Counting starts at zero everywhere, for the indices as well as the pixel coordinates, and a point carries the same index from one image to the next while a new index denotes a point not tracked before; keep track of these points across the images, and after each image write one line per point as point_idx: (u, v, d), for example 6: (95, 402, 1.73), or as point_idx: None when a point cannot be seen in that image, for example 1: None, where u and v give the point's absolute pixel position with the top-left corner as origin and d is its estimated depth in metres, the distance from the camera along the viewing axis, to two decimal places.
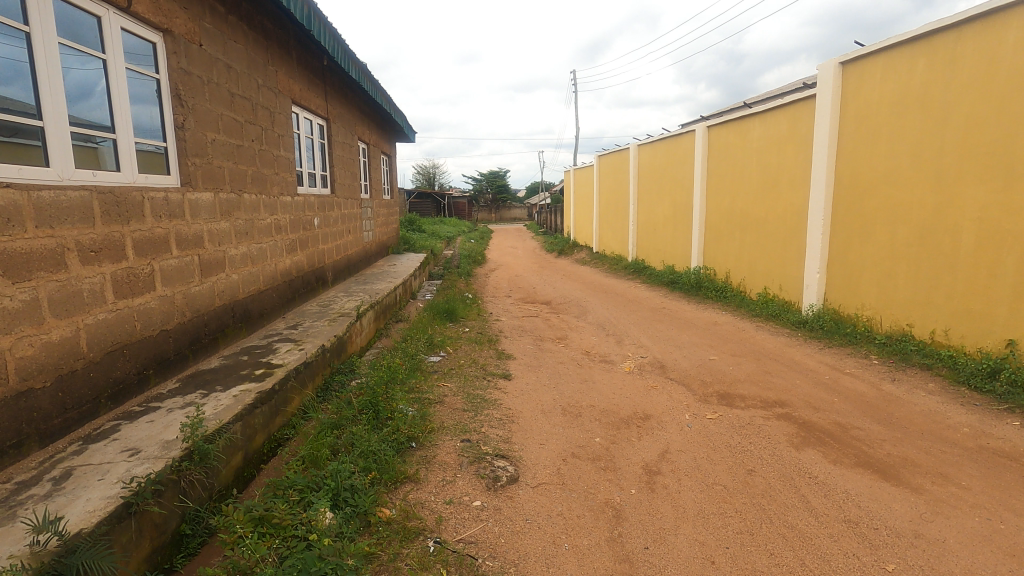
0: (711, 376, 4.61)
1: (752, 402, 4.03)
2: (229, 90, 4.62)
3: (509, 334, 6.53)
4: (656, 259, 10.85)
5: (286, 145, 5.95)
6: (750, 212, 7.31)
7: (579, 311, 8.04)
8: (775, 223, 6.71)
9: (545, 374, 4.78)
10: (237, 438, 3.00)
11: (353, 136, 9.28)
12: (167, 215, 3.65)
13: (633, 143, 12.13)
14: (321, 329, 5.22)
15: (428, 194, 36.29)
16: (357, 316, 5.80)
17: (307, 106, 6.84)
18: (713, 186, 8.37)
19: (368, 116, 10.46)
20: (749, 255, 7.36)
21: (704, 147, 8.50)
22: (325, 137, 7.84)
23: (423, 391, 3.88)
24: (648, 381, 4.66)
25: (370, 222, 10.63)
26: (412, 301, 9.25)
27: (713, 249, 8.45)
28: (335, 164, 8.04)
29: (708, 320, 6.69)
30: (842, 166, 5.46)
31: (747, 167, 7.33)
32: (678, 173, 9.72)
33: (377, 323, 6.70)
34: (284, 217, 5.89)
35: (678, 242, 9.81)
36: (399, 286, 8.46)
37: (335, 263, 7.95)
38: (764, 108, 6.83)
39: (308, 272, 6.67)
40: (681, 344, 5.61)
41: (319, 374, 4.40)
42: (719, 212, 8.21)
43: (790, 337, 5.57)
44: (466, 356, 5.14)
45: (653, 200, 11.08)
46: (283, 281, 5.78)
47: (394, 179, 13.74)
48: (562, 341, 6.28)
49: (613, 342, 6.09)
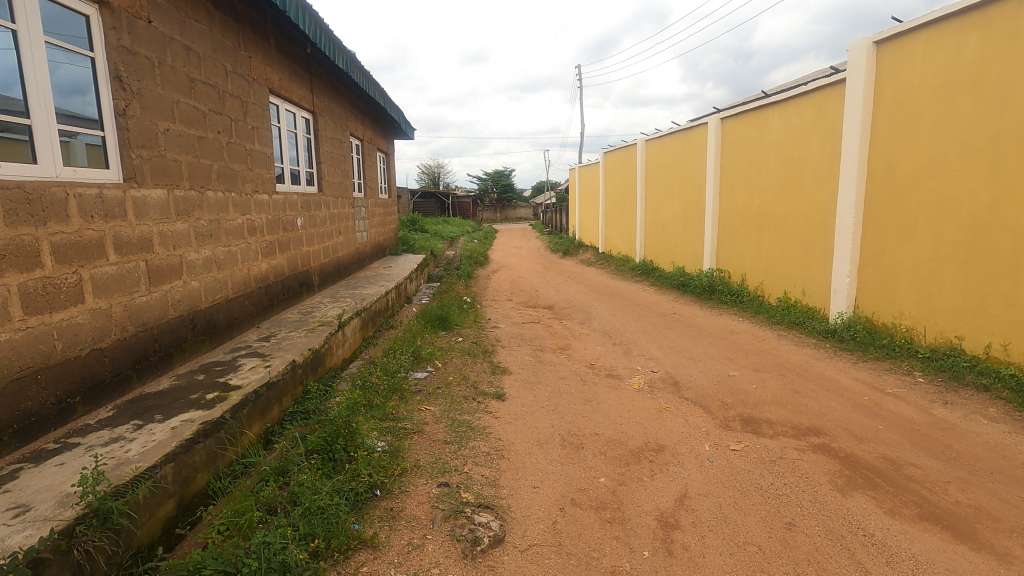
0: (732, 395, 4.06)
1: (782, 429, 3.47)
2: (188, 75, 4.12)
3: (507, 344, 6.00)
4: (666, 260, 10.28)
5: (262, 139, 5.44)
6: (768, 211, 6.73)
7: (583, 318, 7.49)
8: (797, 222, 6.13)
9: (545, 393, 4.26)
10: (166, 484, 2.49)
11: (343, 131, 8.79)
12: (101, 214, 3.15)
13: (640, 138, 11.57)
14: (295, 341, 4.70)
15: (432, 194, 35.77)
16: (339, 325, 5.29)
17: (288, 97, 6.34)
18: (727, 183, 7.80)
19: (362, 111, 9.95)
20: (767, 256, 6.79)
21: (717, 140, 7.93)
22: (311, 132, 7.34)
23: (399, 418, 3.35)
24: (661, 401, 4.12)
25: (364, 223, 10.13)
26: (406, 305, 8.73)
27: (727, 249, 7.87)
28: (322, 160, 7.54)
29: (725, 328, 6.12)
30: (876, 158, 4.89)
31: (765, 162, 6.75)
32: (689, 169, 9.14)
33: (364, 332, 6.19)
34: (259, 217, 5.39)
35: (689, 242, 9.24)
36: (392, 290, 7.94)
37: (322, 266, 7.44)
38: (784, 96, 6.25)
39: (289, 276, 6.16)
40: (696, 356, 5.06)
41: (287, 395, 3.90)
42: (734, 210, 7.63)
43: (819, 349, 4.99)
44: (456, 372, 4.60)
45: (662, 198, 10.51)
46: (258, 287, 5.27)
47: (392, 178, 13.25)
48: (565, 352, 5.74)
49: (620, 354, 5.54)
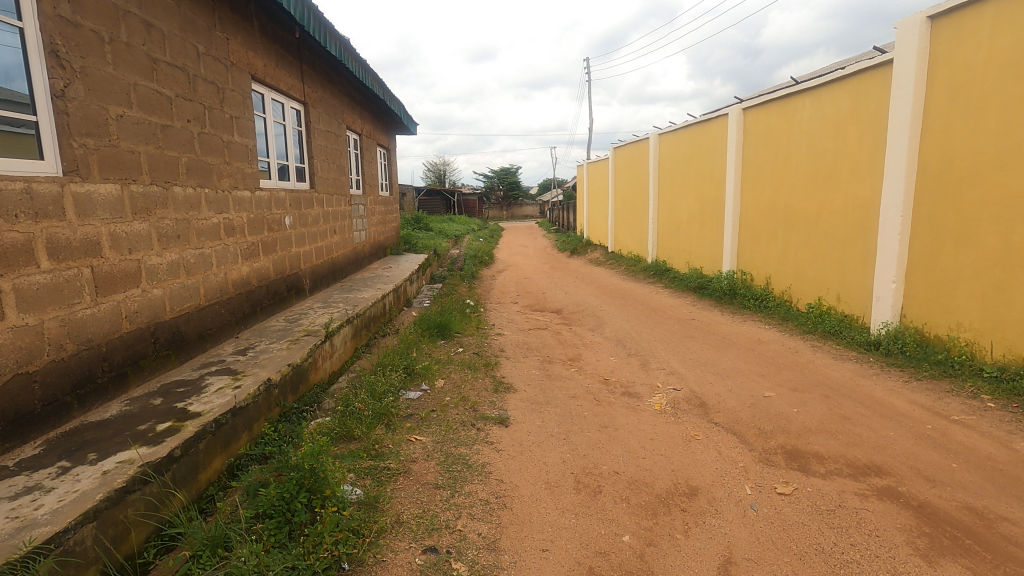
0: (770, 420, 3.52)
1: (836, 467, 2.94)
2: (149, 55, 3.63)
3: (512, 354, 5.48)
4: (681, 260, 9.72)
5: (242, 129, 4.95)
6: (797, 208, 6.17)
7: (594, 324, 6.96)
8: (831, 220, 5.57)
9: (554, 416, 3.73)
10: (82, 552, 2.00)
11: (339, 124, 8.30)
12: (30, 213, 2.66)
13: (652, 132, 11.00)
14: (275, 354, 4.21)
15: (438, 191, 35.20)
16: (326, 335, 4.79)
17: (274, 86, 5.85)
18: (749, 178, 7.24)
19: (360, 103, 9.45)
20: (796, 258, 6.23)
21: (739, 132, 7.37)
22: (301, 124, 6.85)
23: (382, 454, 2.85)
24: (687, 427, 3.60)
25: (362, 221, 9.63)
26: (405, 309, 8.23)
27: (749, 250, 7.31)
28: (315, 155, 7.05)
29: (751, 338, 5.57)
30: (928, 149, 4.33)
31: (794, 155, 6.19)
32: (707, 164, 8.58)
33: (357, 341, 5.69)
34: (240, 216, 4.90)
35: (706, 242, 8.68)
36: (389, 293, 7.44)
37: (314, 268, 6.95)
38: (817, 82, 5.69)
39: (275, 280, 5.67)
40: (722, 371, 4.53)
41: (258, 421, 3.40)
42: (757, 207, 7.07)
43: (862, 364, 4.44)
44: (454, 390, 4.09)
45: (676, 195, 9.94)
46: (237, 293, 4.79)
47: (393, 174, 12.75)
48: (575, 365, 5.22)
49: (637, 367, 5.00)
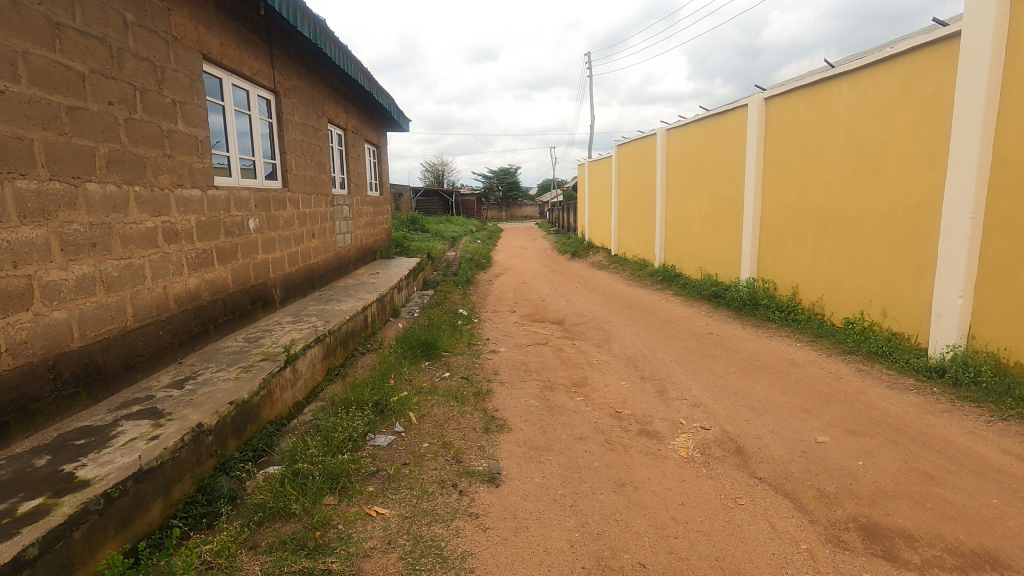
0: (831, 478, 2.78)
1: (936, 556, 2.20)
2: (48, 18, 2.90)
3: (508, 378, 4.75)
4: (692, 265, 8.98)
5: (190, 117, 4.21)
6: (832, 209, 5.44)
7: (600, 339, 6.23)
8: (875, 222, 4.84)
9: (557, 470, 2.99)
10: None
11: (319, 116, 7.57)
12: None
13: (660, 127, 10.26)
14: (219, 387, 3.47)
15: (436, 191, 34.43)
16: (287, 360, 4.05)
17: (236, 70, 5.12)
18: (773, 176, 6.50)
19: (344, 96, 8.72)
20: (830, 266, 5.49)
21: (760, 125, 6.64)
22: (272, 115, 6.13)
23: (326, 545, 2.12)
24: (724, 485, 2.86)
25: (348, 223, 8.90)
26: (392, 320, 7.50)
27: (772, 255, 6.57)
28: (287, 150, 6.31)
29: (784, 360, 4.83)
30: (1007, 139, 3.59)
31: (828, 148, 5.45)
32: (722, 160, 7.84)
33: (328, 362, 4.95)
34: (186, 218, 4.17)
35: (721, 246, 7.94)
36: (371, 304, 6.70)
37: (288, 276, 6.22)
38: (859, 65, 4.94)
39: (235, 292, 4.93)
40: (757, 403, 3.80)
41: (178, 482, 2.66)
42: (781, 208, 6.34)
43: (927, 398, 3.69)
44: (433, 433, 3.34)
45: (687, 194, 9.20)
46: (181, 310, 4.05)
47: (384, 173, 12.03)
48: (581, 392, 4.48)
49: (653, 396, 4.27)
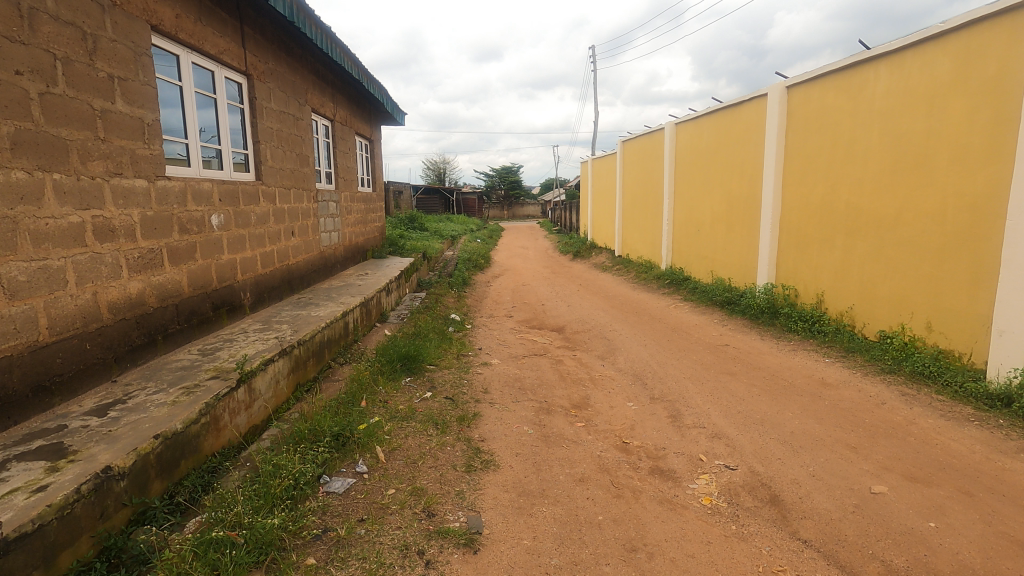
0: (898, 547, 2.20)
1: None
2: None
3: (500, 397, 4.18)
4: (702, 269, 8.41)
5: (132, 95, 3.65)
6: (866, 208, 4.86)
7: (603, 350, 5.65)
8: (921, 223, 4.27)
9: (551, 527, 2.42)
10: None
11: (301, 105, 7.00)
12: None
13: (668, 121, 9.67)
14: (152, 413, 2.91)
15: (437, 190, 33.86)
16: (240, 379, 3.47)
17: (197, 47, 4.54)
18: (795, 172, 5.93)
19: (331, 85, 8.15)
20: (863, 272, 4.92)
21: (782, 115, 6.06)
22: (244, 100, 5.56)
23: None
24: (760, 549, 2.28)
25: (335, 221, 8.34)
26: (378, 327, 6.94)
27: (794, 258, 5.99)
28: (261, 140, 5.74)
29: (814, 380, 4.24)
30: None
31: (862, 140, 4.88)
32: (736, 156, 7.25)
33: (296, 377, 4.37)
34: (127, 212, 3.61)
35: (734, 248, 7.36)
36: (354, 309, 6.13)
37: (261, 279, 5.65)
38: (904, 45, 4.37)
39: (192, 298, 4.37)
40: (790, 437, 3.21)
41: (69, 547, 2.10)
42: (805, 207, 5.76)
43: (993, 433, 3.11)
44: (403, 474, 2.76)
45: (698, 193, 8.61)
46: (118, 320, 3.49)
47: (378, 169, 11.47)
48: (582, 416, 3.90)
49: (666, 424, 3.69)
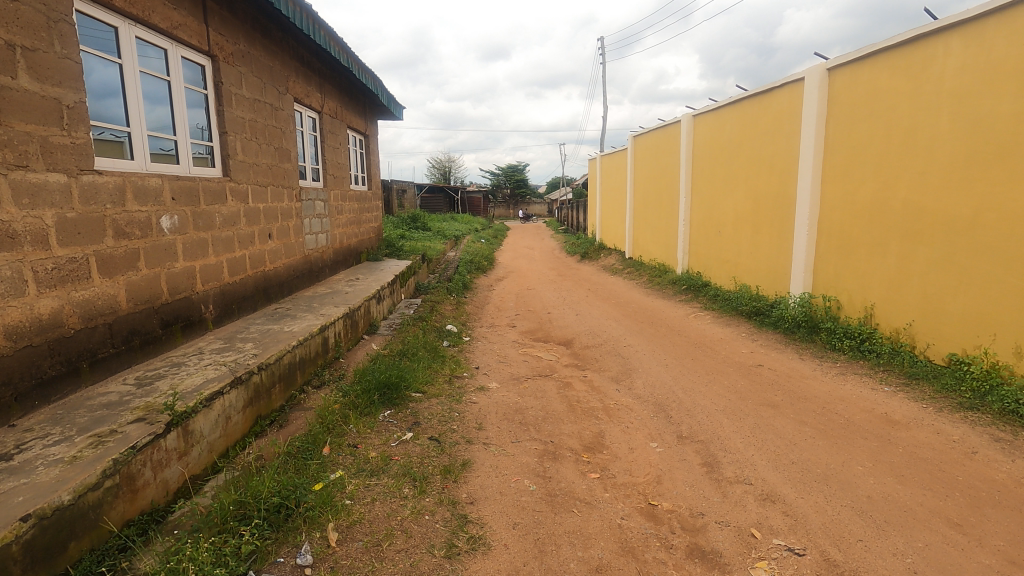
0: None
1: None
2: None
3: (496, 436, 3.48)
4: (724, 274, 7.67)
5: (43, 69, 2.98)
6: (932, 208, 4.13)
7: (618, 371, 4.94)
8: (1011, 227, 3.54)
9: None
10: None
11: (281, 93, 6.31)
12: None
13: (684, 113, 8.90)
14: (40, 476, 2.24)
15: (441, 189, 33.18)
16: (171, 422, 2.79)
17: (142, 19, 3.86)
18: (837, 166, 5.19)
19: (318, 73, 7.48)
20: (926, 283, 4.19)
21: (822, 102, 5.31)
22: (208, 86, 4.88)
23: None
24: None
25: (322, 221, 7.67)
26: (366, 340, 6.24)
27: (835, 265, 5.25)
28: (229, 130, 5.06)
29: (876, 418, 3.50)
30: None
31: (927, 128, 4.15)
32: (765, 149, 6.50)
33: (255, 409, 3.69)
34: (35, 213, 2.94)
35: (762, 252, 6.61)
36: (336, 322, 5.44)
37: (228, 288, 4.98)
38: (990, 12, 3.64)
39: (132, 315, 3.69)
40: (868, 505, 2.49)
41: None
42: (850, 207, 5.02)
43: None
44: (358, 569, 2.07)
45: (719, 190, 7.86)
46: (17, 349, 2.82)
47: (374, 166, 10.80)
48: (595, 463, 3.20)
49: (700, 476, 2.97)
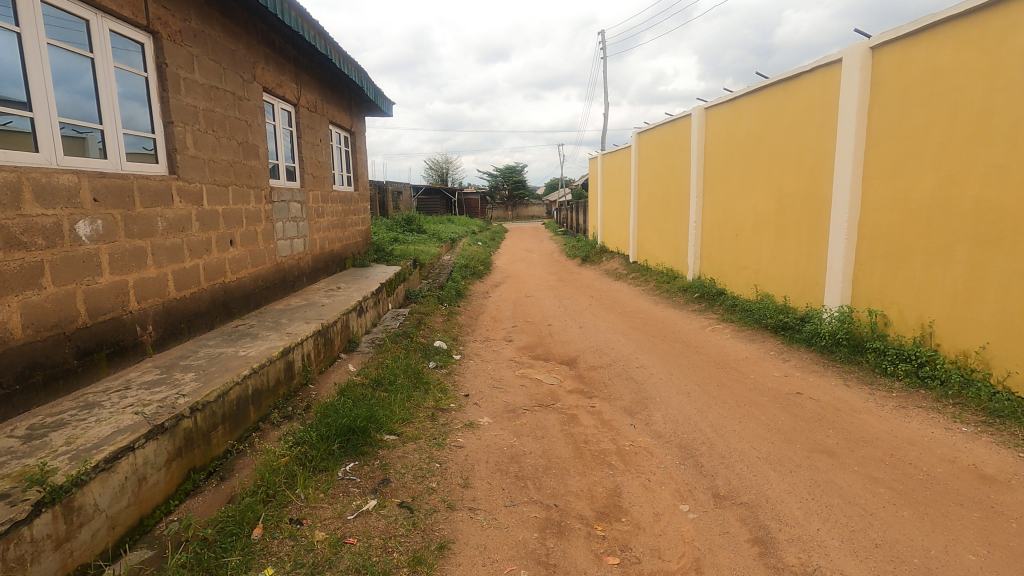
0: None
1: None
2: None
3: (486, 498, 2.75)
4: (743, 282, 6.95)
5: None
6: (1016, 208, 3.44)
7: (631, 401, 4.21)
8: None
9: None
10: None
11: (246, 80, 5.58)
12: None
13: (696, 106, 8.18)
14: None
15: (438, 190, 32.40)
16: (42, 500, 2.06)
17: None
18: (884, 161, 4.49)
19: (292, 61, 6.74)
20: (1007, 298, 3.51)
21: (866, 88, 4.61)
22: (150, 68, 4.14)
23: None
24: None
25: (298, 225, 6.94)
26: (343, 360, 5.51)
27: (881, 275, 4.55)
28: (176, 120, 4.34)
29: (965, 472, 2.78)
30: None
31: (1011, 113, 3.46)
32: (792, 143, 5.79)
33: (187, 461, 2.97)
34: None
35: (789, 259, 5.90)
36: (304, 342, 4.70)
37: (173, 305, 4.24)
38: None
39: (29, 346, 2.97)
40: None
41: None
42: (901, 206, 4.33)
43: None
44: None
45: (736, 190, 7.14)
46: None
47: (361, 165, 10.07)
48: (613, 538, 2.47)
49: (752, 562, 2.25)
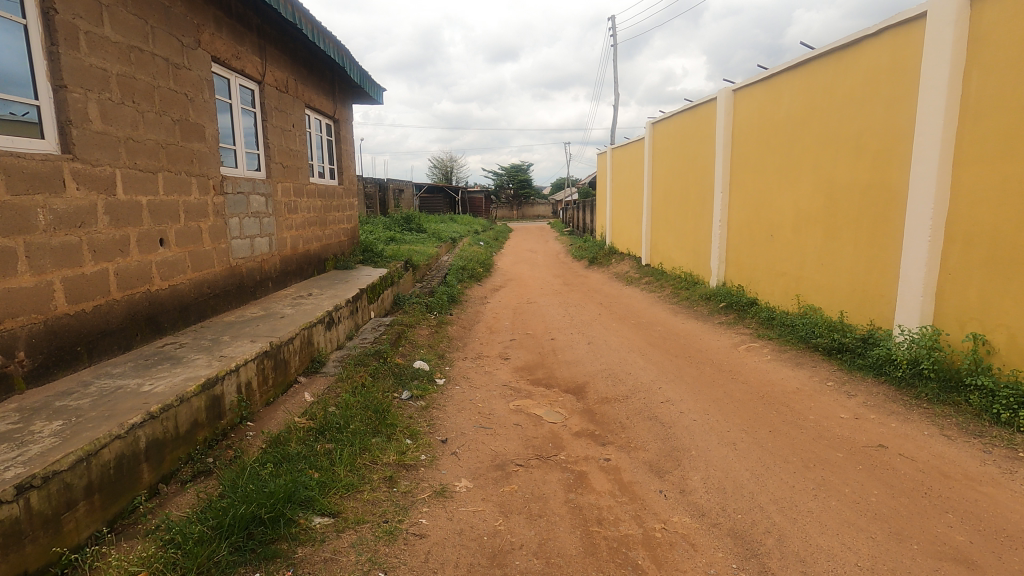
0: None
1: None
2: None
3: None
4: (782, 291, 5.92)
5: None
6: None
7: (658, 453, 3.20)
8: None
9: None
10: None
11: (188, 46, 4.61)
12: None
13: (724, 89, 7.12)
14: None
15: (440, 188, 31.45)
16: None
17: None
18: (989, 143, 3.45)
19: (253, 30, 5.78)
20: None
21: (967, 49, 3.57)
22: (31, 14, 3.17)
23: None
24: None
25: (262, 222, 5.97)
26: (301, 386, 4.52)
27: (982, 290, 3.51)
28: (71, 85, 3.37)
29: None
30: None
31: None
32: (851, 125, 4.74)
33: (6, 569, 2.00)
34: None
35: (845, 266, 4.86)
36: (242, 368, 3.70)
37: (64, 324, 3.29)
38: None
39: None
40: None
41: None
42: (1014, 199, 3.30)
43: None
44: None
45: (772, 183, 6.10)
46: None
47: (347, 156, 9.10)
48: None
49: None
